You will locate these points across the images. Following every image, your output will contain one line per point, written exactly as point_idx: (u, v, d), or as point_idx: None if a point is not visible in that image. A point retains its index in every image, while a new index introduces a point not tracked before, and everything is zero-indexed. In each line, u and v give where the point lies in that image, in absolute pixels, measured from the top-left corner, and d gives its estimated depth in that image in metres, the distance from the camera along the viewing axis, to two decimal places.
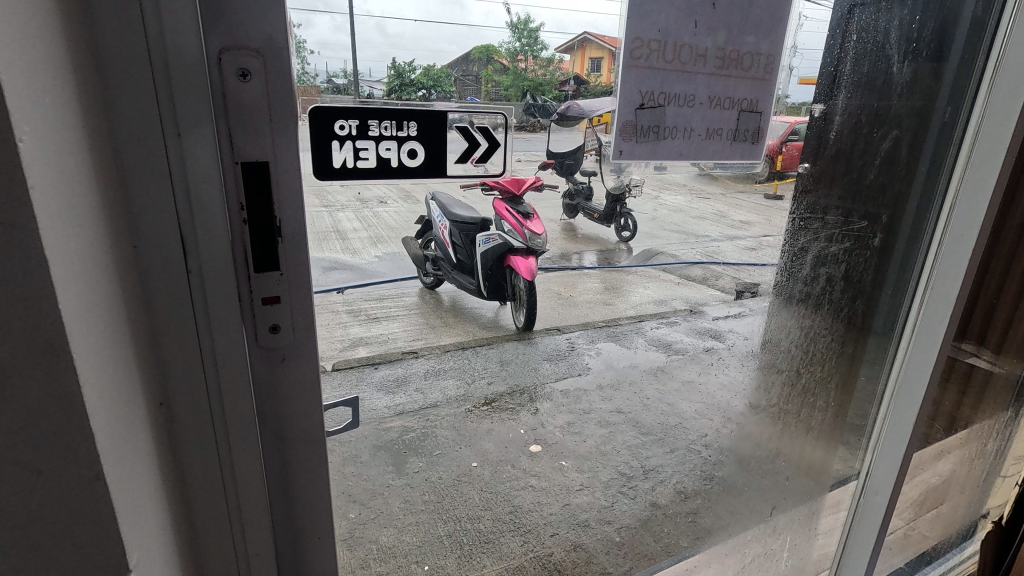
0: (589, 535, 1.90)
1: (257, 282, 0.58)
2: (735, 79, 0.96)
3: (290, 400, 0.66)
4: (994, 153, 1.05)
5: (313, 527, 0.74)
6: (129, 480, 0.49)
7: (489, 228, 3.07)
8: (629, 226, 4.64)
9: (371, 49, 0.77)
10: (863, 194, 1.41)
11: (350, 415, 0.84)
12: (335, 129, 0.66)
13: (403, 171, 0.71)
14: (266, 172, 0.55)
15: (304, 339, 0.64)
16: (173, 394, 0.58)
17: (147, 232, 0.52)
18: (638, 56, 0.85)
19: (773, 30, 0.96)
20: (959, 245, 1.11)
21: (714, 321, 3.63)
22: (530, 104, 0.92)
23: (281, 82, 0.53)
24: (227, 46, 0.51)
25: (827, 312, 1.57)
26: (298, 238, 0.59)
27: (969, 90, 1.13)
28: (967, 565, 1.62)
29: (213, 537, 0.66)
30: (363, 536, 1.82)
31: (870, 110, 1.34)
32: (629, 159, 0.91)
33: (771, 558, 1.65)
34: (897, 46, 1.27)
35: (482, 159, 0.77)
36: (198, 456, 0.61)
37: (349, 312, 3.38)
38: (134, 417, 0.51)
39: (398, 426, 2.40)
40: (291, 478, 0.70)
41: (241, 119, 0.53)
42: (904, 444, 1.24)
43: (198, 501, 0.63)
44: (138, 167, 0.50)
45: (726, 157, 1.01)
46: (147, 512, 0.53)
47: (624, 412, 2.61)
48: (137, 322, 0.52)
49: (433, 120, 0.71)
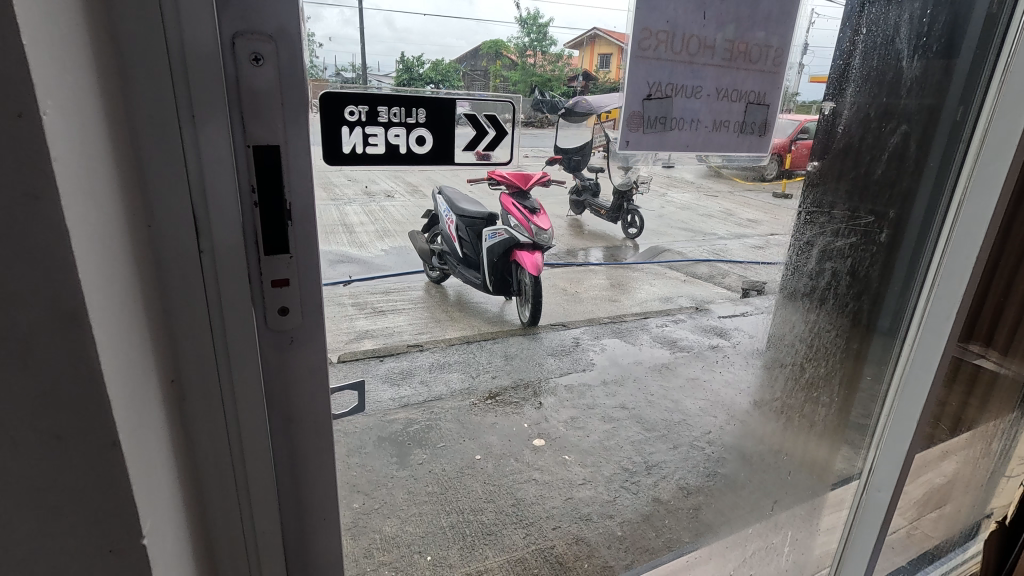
0: (591, 528, 1.91)
1: (267, 264, 0.58)
2: (743, 71, 0.95)
3: (298, 383, 0.67)
4: (1004, 150, 1.04)
5: (318, 511, 0.75)
6: (145, 455, 0.50)
7: (495, 223, 3.07)
8: (635, 222, 4.71)
9: (380, 43, 0.76)
10: (870, 190, 1.41)
11: (356, 400, 0.85)
12: (345, 114, 0.67)
13: (411, 158, 0.73)
14: (277, 156, 0.55)
15: (312, 322, 0.64)
16: (185, 372, 0.58)
17: (161, 210, 0.52)
18: (646, 47, 0.85)
19: (783, 24, 0.96)
20: (966, 243, 1.10)
21: (719, 319, 3.62)
22: (539, 100, 0.93)
23: (293, 67, 0.53)
24: (240, 31, 0.51)
25: (831, 307, 1.57)
26: (308, 225, 0.59)
27: (981, 86, 1.12)
28: (969, 565, 1.62)
29: (221, 516, 0.66)
30: (366, 526, 1.83)
31: (878, 105, 1.33)
32: (635, 148, 0.91)
33: (772, 553, 1.65)
34: (907, 40, 1.25)
35: (489, 147, 0.79)
36: (208, 434, 0.61)
37: (355, 304, 3.39)
38: (148, 393, 0.52)
39: (402, 418, 2.41)
40: (298, 460, 0.71)
41: (253, 104, 0.53)
42: (908, 441, 1.23)
43: (207, 480, 0.64)
44: (153, 147, 0.50)
45: (732, 150, 1.00)
46: (160, 487, 0.53)
47: (628, 408, 2.62)
48: (151, 300, 0.53)
49: (441, 109, 0.72)
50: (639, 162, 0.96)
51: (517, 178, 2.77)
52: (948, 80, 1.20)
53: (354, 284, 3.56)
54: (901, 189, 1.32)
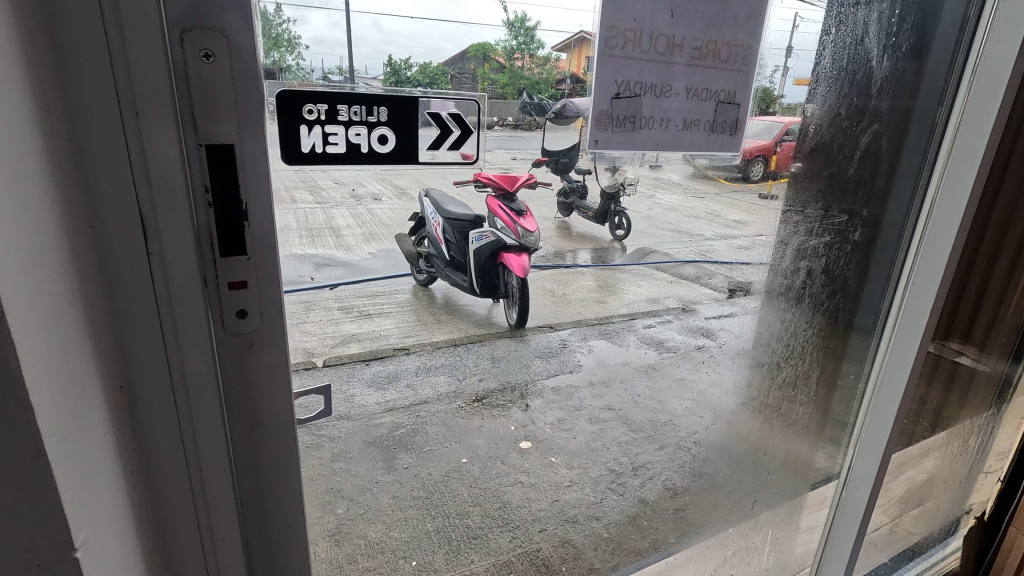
0: (577, 531, 1.91)
1: (223, 266, 0.58)
2: (714, 70, 0.96)
3: (258, 387, 0.66)
4: (973, 151, 1.05)
5: (284, 515, 0.75)
6: (80, 461, 0.49)
7: (482, 225, 3.07)
8: (623, 225, 4.67)
9: (367, 47, 0.76)
10: (843, 189, 1.43)
11: (323, 404, 0.83)
12: (304, 113, 0.64)
13: (373, 157, 0.69)
14: (232, 155, 0.55)
15: (271, 323, 0.63)
16: (134, 378, 0.56)
17: (105, 212, 0.51)
18: (614, 45, 0.85)
19: (753, 23, 0.96)
20: (937, 242, 1.11)
21: (706, 320, 3.65)
22: (525, 103, 1.03)
23: (245, 66, 0.53)
24: (189, 26, 0.50)
25: (809, 305, 1.60)
26: (264, 227, 0.59)
27: (949, 86, 1.14)
28: (950, 561, 1.64)
29: (180, 526, 0.65)
30: (350, 532, 1.82)
31: (850, 105, 1.36)
32: (605, 148, 0.91)
33: (753, 552, 1.68)
34: (875, 40, 1.29)
35: (454, 146, 0.75)
36: (162, 441, 0.60)
37: (341, 308, 3.37)
38: (86, 396, 0.50)
39: (388, 422, 2.40)
40: (260, 466, 0.70)
41: (204, 103, 0.52)
42: (886, 439, 1.25)
43: (163, 487, 0.62)
44: (97, 146, 0.49)
45: (705, 150, 1.01)
46: (99, 495, 0.52)
47: (615, 409, 2.63)
48: (94, 305, 0.51)
49: (403, 106, 0.69)
50: (626, 161, 0.98)
51: (503, 180, 2.83)
52: (918, 80, 1.23)
53: (339, 288, 3.54)
54: (876, 188, 1.35)
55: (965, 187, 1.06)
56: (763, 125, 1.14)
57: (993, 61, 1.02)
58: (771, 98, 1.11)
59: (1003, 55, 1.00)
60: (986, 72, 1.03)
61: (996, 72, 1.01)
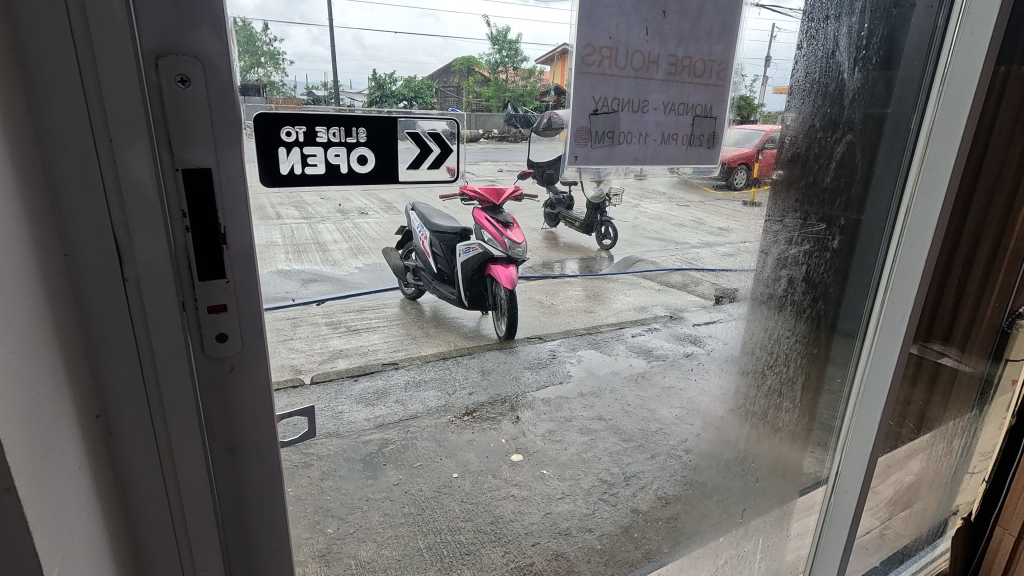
0: (570, 543, 1.91)
1: (202, 290, 0.58)
2: (689, 85, 0.97)
3: (240, 411, 0.65)
4: (944, 160, 1.05)
5: (266, 538, 0.74)
6: (53, 494, 0.48)
7: (469, 237, 3.07)
8: (609, 234, 4.76)
9: (350, 62, 0.74)
10: (821, 198, 1.46)
11: (307, 427, 0.79)
12: (281, 135, 0.63)
13: (354, 178, 0.69)
14: (209, 179, 0.55)
15: (253, 348, 0.63)
16: (111, 406, 0.56)
17: (78, 239, 0.51)
18: (590, 63, 0.87)
19: (726, 37, 0.98)
20: (915, 247, 1.11)
21: (693, 328, 3.69)
22: (510, 115, 0.99)
23: (223, 89, 0.53)
24: (162, 51, 0.50)
25: (790, 312, 1.63)
26: (243, 248, 0.58)
27: (921, 93, 1.13)
28: (938, 563, 1.68)
29: (158, 550, 0.65)
30: (340, 552, 1.80)
31: (823, 116, 1.40)
32: (585, 164, 0.92)
33: (744, 560, 1.67)
34: (846, 53, 1.32)
35: (435, 165, 0.74)
36: (140, 468, 0.60)
37: (329, 324, 3.34)
38: (61, 429, 0.49)
39: (378, 438, 2.38)
40: (242, 492, 0.69)
41: (179, 130, 0.52)
42: (869, 446, 1.25)
43: (140, 510, 0.62)
44: (70, 175, 0.49)
45: (681, 163, 1.02)
46: (72, 527, 0.51)
47: (605, 419, 2.63)
48: (69, 333, 0.51)
49: (382, 126, 0.68)
50: (611, 175, 0.98)
51: (490, 193, 2.83)
52: (888, 89, 1.25)
53: (326, 303, 3.55)
54: (852, 196, 1.37)
55: (940, 192, 1.06)
56: (744, 133, 1.17)
57: (962, 66, 1.02)
58: (751, 105, 1.14)
59: (970, 63, 1.00)
60: (954, 79, 1.03)
61: (964, 80, 1.01)
